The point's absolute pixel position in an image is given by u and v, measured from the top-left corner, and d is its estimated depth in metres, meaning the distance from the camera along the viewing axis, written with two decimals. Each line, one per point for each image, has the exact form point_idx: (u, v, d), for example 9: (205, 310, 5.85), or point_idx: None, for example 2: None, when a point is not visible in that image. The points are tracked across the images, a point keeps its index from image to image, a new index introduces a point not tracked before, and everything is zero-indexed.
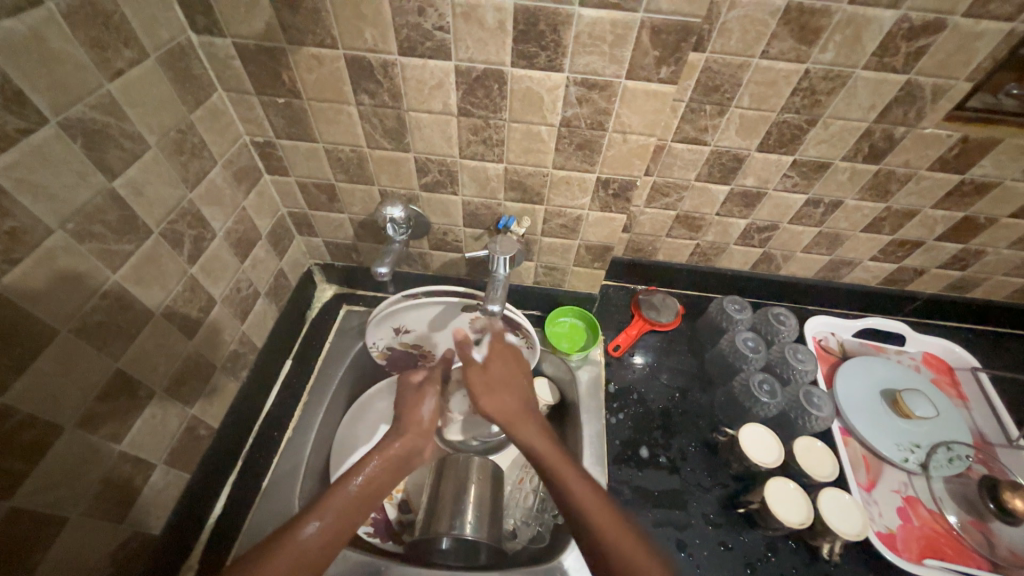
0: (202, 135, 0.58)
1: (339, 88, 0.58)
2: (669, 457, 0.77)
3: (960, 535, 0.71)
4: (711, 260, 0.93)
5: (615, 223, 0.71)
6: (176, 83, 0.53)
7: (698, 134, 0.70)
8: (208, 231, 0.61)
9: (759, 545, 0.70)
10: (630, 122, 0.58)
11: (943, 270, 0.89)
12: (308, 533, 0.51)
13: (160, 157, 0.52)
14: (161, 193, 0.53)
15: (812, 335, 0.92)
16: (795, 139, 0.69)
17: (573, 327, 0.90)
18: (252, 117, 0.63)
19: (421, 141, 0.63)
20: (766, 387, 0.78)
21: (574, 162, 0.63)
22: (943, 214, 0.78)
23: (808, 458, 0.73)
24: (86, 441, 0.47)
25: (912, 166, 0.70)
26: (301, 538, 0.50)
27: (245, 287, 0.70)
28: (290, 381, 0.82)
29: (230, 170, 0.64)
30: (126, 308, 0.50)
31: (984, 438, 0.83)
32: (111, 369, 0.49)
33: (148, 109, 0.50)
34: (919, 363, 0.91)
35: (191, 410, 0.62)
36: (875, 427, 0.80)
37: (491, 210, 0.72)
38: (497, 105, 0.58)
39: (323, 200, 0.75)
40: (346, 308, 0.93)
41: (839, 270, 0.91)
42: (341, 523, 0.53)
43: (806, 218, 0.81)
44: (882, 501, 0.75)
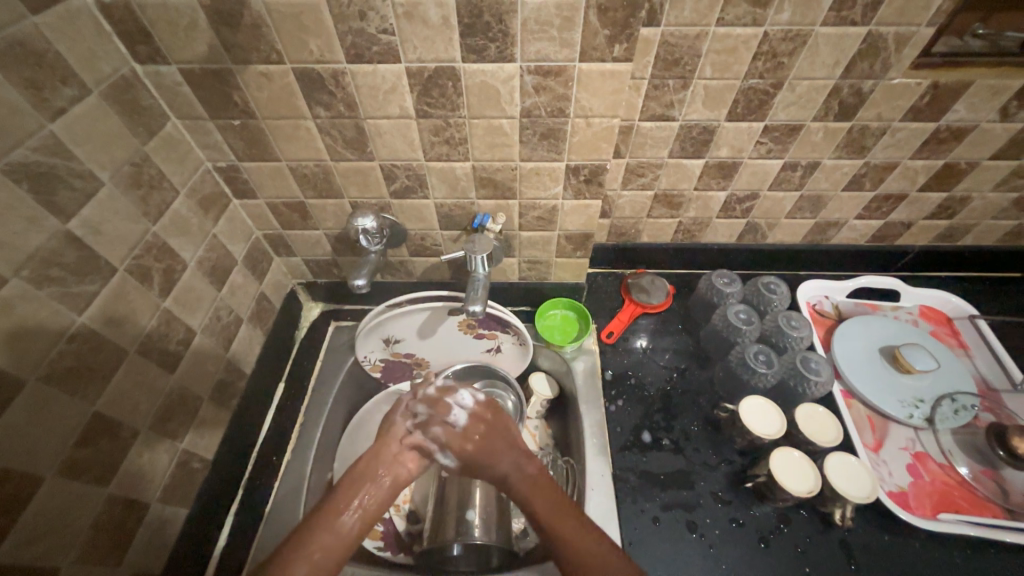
0: (159, 166, 0.57)
1: (293, 103, 0.57)
2: (671, 438, 0.76)
3: (973, 485, 0.70)
4: (696, 237, 0.92)
5: (591, 210, 0.70)
6: (125, 117, 0.53)
7: (665, 110, 0.69)
8: (178, 262, 0.60)
9: (771, 517, 0.69)
10: (591, 106, 0.57)
11: (930, 221, 0.88)
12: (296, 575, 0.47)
13: (115, 193, 0.52)
14: (121, 229, 0.52)
15: (806, 301, 0.91)
16: (763, 104, 0.68)
17: (564, 319, 0.88)
18: (210, 143, 0.62)
19: (384, 148, 0.62)
20: (763, 358, 0.77)
21: (540, 152, 0.62)
22: (922, 164, 0.76)
23: (809, 425, 0.72)
24: (70, 487, 0.47)
25: (885, 118, 0.69)
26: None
27: (225, 315, 0.69)
28: (285, 404, 0.82)
29: (195, 199, 0.63)
30: (96, 350, 0.50)
31: (988, 385, 0.82)
32: (87, 413, 0.49)
33: (95, 146, 0.49)
34: (915, 317, 0.90)
35: (180, 445, 0.61)
36: (877, 387, 0.79)
37: (465, 210, 0.71)
38: (454, 103, 0.57)
39: (295, 218, 0.74)
40: (335, 324, 0.93)
41: (826, 232, 0.90)
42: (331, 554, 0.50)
43: (785, 183, 0.80)
44: (891, 460, 0.74)
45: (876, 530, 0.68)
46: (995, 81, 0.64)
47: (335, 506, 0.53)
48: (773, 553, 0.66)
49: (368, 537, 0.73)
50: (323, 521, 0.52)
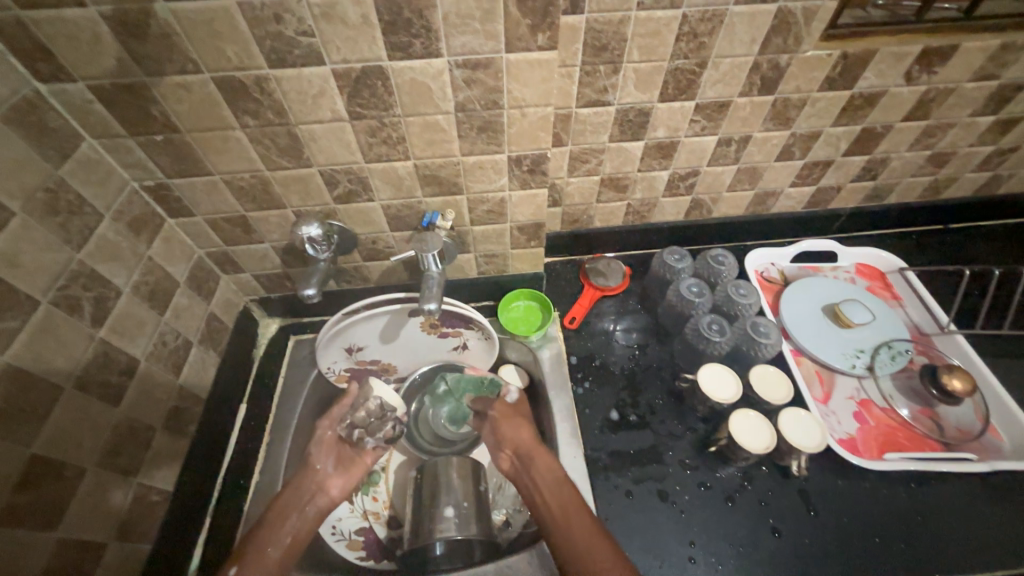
0: (77, 190, 0.54)
1: (217, 113, 0.55)
2: (638, 414, 0.79)
3: (913, 424, 0.76)
4: (645, 217, 0.94)
5: (538, 199, 0.71)
6: (32, 140, 0.50)
7: (600, 96, 0.70)
8: (111, 289, 0.58)
9: (735, 477, 0.73)
10: (522, 96, 0.57)
11: (858, 183, 0.93)
12: None
13: (29, 222, 0.49)
14: (40, 260, 0.50)
15: (753, 269, 0.95)
16: (691, 84, 0.70)
17: (527, 309, 0.90)
18: (133, 161, 0.60)
19: (321, 153, 0.61)
20: (716, 327, 0.80)
21: (480, 145, 0.63)
22: (843, 130, 0.81)
23: (762, 385, 0.76)
24: (11, 537, 0.44)
25: (804, 90, 0.73)
26: None
27: (173, 339, 0.67)
28: (247, 425, 0.79)
29: (124, 221, 0.60)
30: (25, 388, 0.47)
31: (920, 330, 0.88)
32: (25, 455, 0.46)
33: (0, 173, 0.46)
34: (853, 274, 0.96)
35: (136, 479, 0.59)
36: (822, 343, 0.84)
37: (413, 210, 0.71)
38: (386, 102, 0.56)
39: (238, 233, 0.71)
40: (295, 338, 0.90)
41: (765, 201, 0.95)
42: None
43: (722, 158, 0.83)
44: (839, 409, 0.79)
45: (830, 476, 0.73)
46: (897, 49, 0.69)
47: (261, 551, 0.60)
48: (739, 510, 0.70)
49: (347, 548, 0.72)
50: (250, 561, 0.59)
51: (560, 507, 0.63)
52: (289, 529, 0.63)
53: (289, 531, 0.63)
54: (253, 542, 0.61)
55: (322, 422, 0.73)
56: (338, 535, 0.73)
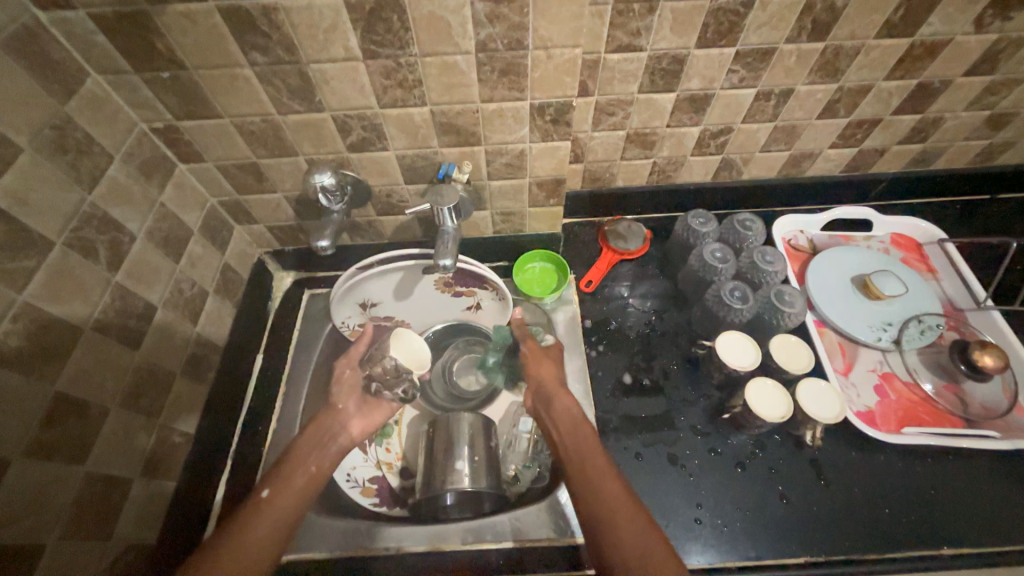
0: (85, 129, 0.53)
1: (224, 49, 0.52)
2: (652, 378, 0.78)
3: (935, 400, 0.74)
4: (671, 177, 0.90)
5: (560, 152, 0.68)
6: (35, 73, 0.48)
7: (632, 39, 0.65)
8: (125, 234, 0.57)
9: (747, 445, 0.72)
10: (549, 35, 0.53)
11: (904, 146, 0.87)
12: (261, 527, 0.54)
13: (38, 160, 0.48)
14: (53, 200, 0.49)
15: (780, 236, 0.91)
16: (734, 27, 0.64)
17: (543, 271, 0.88)
18: (141, 101, 0.57)
19: (333, 96, 0.58)
20: (738, 294, 0.78)
21: (502, 91, 0.58)
22: (897, 85, 0.74)
23: (783, 354, 0.74)
24: (42, 468, 0.46)
25: (859, 36, 0.66)
26: (255, 536, 0.53)
27: (188, 288, 0.67)
28: (264, 375, 0.80)
29: (134, 164, 0.59)
30: (45, 328, 0.47)
31: (953, 305, 0.84)
32: (50, 393, 0.47)
33: (5, 107, 0.45)
34: (887, 245, 0.91)
35: (158, 421, 0.61)
36: (848, 315, 0.81)
37: (428, 161, 0.68)
38: (402, 39, 0.52)
39: (250, 182, 0.70)
40: (309, 292, 0.90)
41: (801, 164, 0.89)
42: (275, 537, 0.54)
43: (759, 114, 0.77)
44: (859, 382, 0.77)
45: (844, 447, 0.72)
46: None
47: (291, 473, 0.60)
48: (749, 476, 0.70)
49: (361, 495, 0.75)
50: (281, 482, 0.59)
51: (579, 452, 0.60)
52: (316, 458, 0.63)
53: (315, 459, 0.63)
54: (283, 466, 0.61)
55: (340, 362, 0.74)
56: (353, 482, 0.75)
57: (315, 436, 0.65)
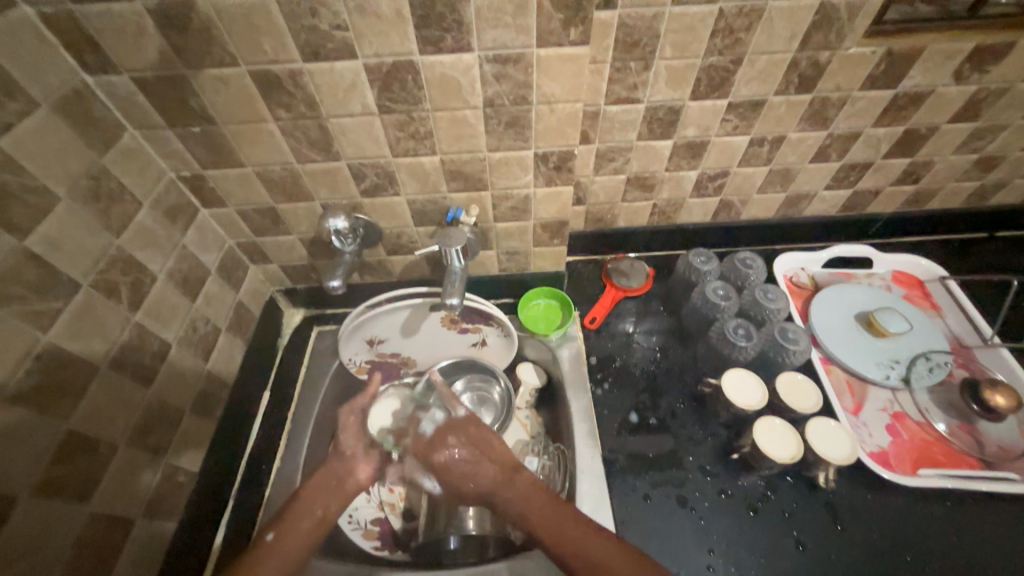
0: (119, 178, 0.56)
1: (252, 106, 0.56)
2: (658, 416, 0.77)
3: (950, 440, 0.73)
4: (671, 217, 0.93)
5: (563, 196, 0.71)
6: (78, 129, 0.52)
7: (629, 93, 0.69)
8: (146, 275, 0.60)
9: (758, 487, 0.71)
10: (552, 91, 0.57)
11: (897, 187, 0.89)
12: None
13: (74, 207, 0.51)
14: (83, 244, 0.52)
15: (782, 274, 0.93)
16: (725, 81, 0.68)
17: (547, 308, 0.89)
18: (171, 152, 0.61)
19: (350, 147, 0.62)
20: (742, 331, 0.78)
21: (507, 141, 0.62)
22: (884, 131, 0.78)
23: (789, 393, 0.73)
24: (48, 507, 0.46)
25: (844, 88, 0.70)
26: None
27: (202, 326, 0.69)
28: (271, 412, 0.81)
29: (160, 210, 0.62)
30: (64, 365, 0.49)
31: (960, 342, 0.84)
32: (62, 430, 0.48)
33: (49, 160, 0.48)
34: (889, 282, 0.92)
35: (165, 459, 0.61)
36: (854, 352, 0.81)
37: (438, 205, 0.71)
38: (416, 97, 0.56)
39: (267, 224, 0.73)
40: (318, 329, 0.92)
41: (797, 205, 0.92)
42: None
43: (754, 158, 0.81)
44: (870, 421, 0.76)
45: (859, 490, 0.70)
46: (947, 45, 0.66)
47: (297, 517, 0.59)
48: (761, 520, 0.68)
49: (363, 538, 0.73)
50: (286, 528, 0.58)
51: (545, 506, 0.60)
52: (322, 502, 0.61)
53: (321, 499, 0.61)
54: (289, 510, 0.60)
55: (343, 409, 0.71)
56: (355, 524, 0.74)
57: (325, 477, 0.64)
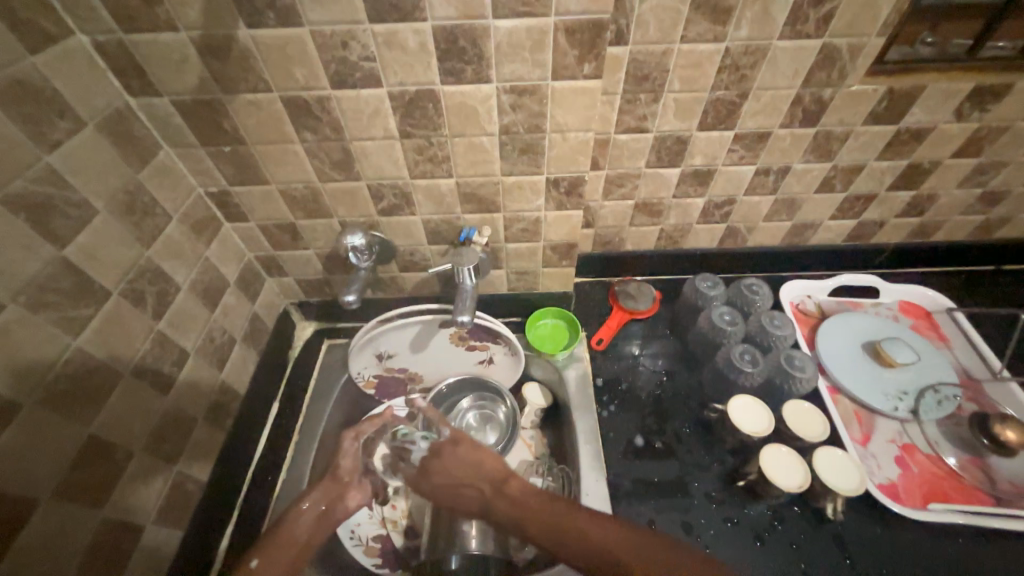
0: (152, 193, 0.59)
1: (281, 128, 0.60)
2: (664, 441, 0.77)
3: (961, 475, 0.72)
4: (678, 242, 0.94)
5: (573, 220, 0.73)
6: (119, 147, 0.55)
7: (639, 123, 0.72)
8: (171, 285, 0.62)
9: (765, 516, 0.70)
10: (565, 121, 0.59)
11: (902, 219, 0.91)
12: None
13: (110, 220, 0.54)
14: (115, 254, 0.54)
15: (788, 301, 0.93)
16: (731, 114, 0.71)
17: (554, 327, 0.90)
18: (202, 169, 0.65)
19: (370, 168, 0.65)
20: (748, 357, 0.79)
21: (521, 166, 0.65)
22: (888, 165, 0.80)
23: (796, 420, 0.73)
24: (64, 510, 0.47)
25: (848, 123, 0.73)
26: None
27: (219, 336, 0.71)
28: (279, 424, 0.82)
29: (188, 223, 0.65)
30: (90, 371, 0.50)
31: (969, 375, 0.84)
32: (84, 434, 0.50)
33: (92, 175, 0.51)
34: (896, 312, 0.92)
35: (176, 467, 0.62)
36: (861, 382, 0.80)
37: (451, 225, 0.73)
38: (435, 123, 0.59)
39: (286, 239, 0.76)
40: (328, 342, 0.93)
41: (803, 233, 0.93)
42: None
43: (760, 188, 0.83)
44: (879, 453, 0.75)
45: (869, 523, 0.69)
46: (947, 85, 0.68)
47: (278, 542, 0.58)
48: (768, 550, 0.67)
49: (364, 554, 0.73)
50: (268, 548, 0.57)
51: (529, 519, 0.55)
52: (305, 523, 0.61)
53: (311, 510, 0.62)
54: (273, 533, 0.59)
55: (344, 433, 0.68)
56: (356, 540, 0.74)
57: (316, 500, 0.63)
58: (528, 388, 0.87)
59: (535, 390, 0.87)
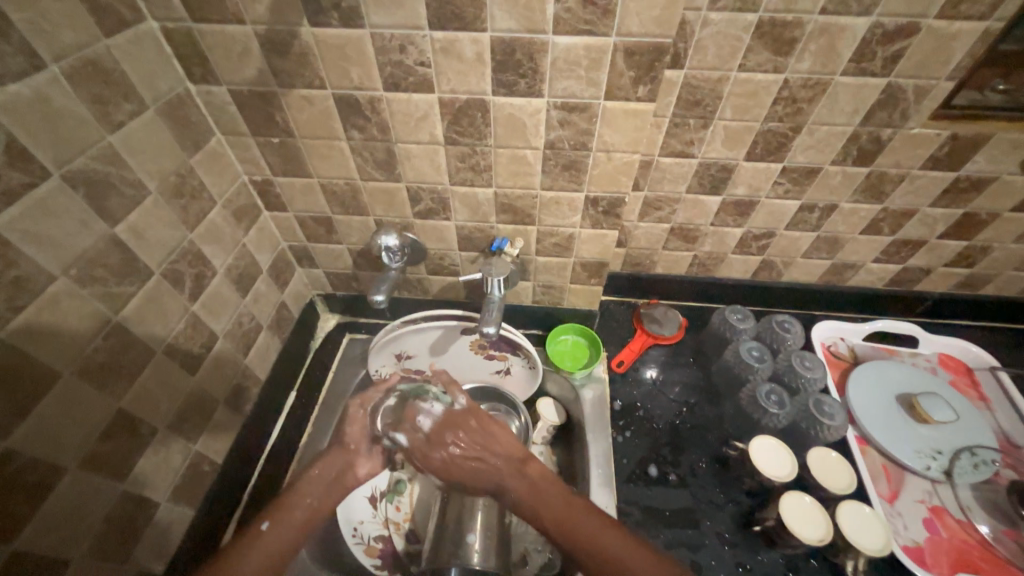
0: (201, 178, 0.61)
1: (330, 125, 0.60)
2: (678, 473, 0.75)
3: (994, 546, 0.68)
4: (710, 271, 0.92)
5: (607, 240, 0.72)
6: (176, 130, 0.56)
7: (685, 148, 0.71)
8: (208, 268, 0.63)
9: (779, 565, 0.67)
10: (612, 141, 0.59)
11: (950, 269, 0.87)
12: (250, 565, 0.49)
13: (160, 201, 0.55)
14: (161, 235, 0.55)
15: (820, 342, 0.90)
16: (782, 146, 0.69)
17: (575, 345, 0.89)
18: (249, 158, 0.66)
19: (412, 171, 0.65)
20: (775, 397, 0.76)
21: (561, 182, 0.64)
22: (942, 212, 0.76)
23: (823, 470, 0.70)
24: (88, 481, 0.48)
25: (904, 165, 0.70)
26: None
27: (247, 321, 0.72)
28: (294, 413, 0.83)
29: (230, 209, 0.66)
30: (125, 347, 0.52)
31: (1010, 440, 0.79)
32: (114, 408, 0.51)
33: (148, 157, 0.53)
34: (934, 364, 0.88)
35: (194, 447, 0.63)
36: (892, 435, 0.77)
37: (484, 233, 0.73)
38: (482, 133, 0.59)
39: (321, 232, 0.77)
40: (349, 336, 0.94)
41: (842, 273, 0.90)
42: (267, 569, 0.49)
43: (803, 224, 0.80)
44: (906, 512, 0.71)
45: None
46: (1016, 135, 0.65)
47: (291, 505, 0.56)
48: None
49: (364, 554, 0.73)
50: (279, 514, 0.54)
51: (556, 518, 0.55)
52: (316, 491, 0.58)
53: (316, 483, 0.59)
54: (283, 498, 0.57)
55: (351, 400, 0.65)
56: (358, 539, 0.74)
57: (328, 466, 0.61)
58: (544, 403, 0.86)
59: (551, 406, 0.86)
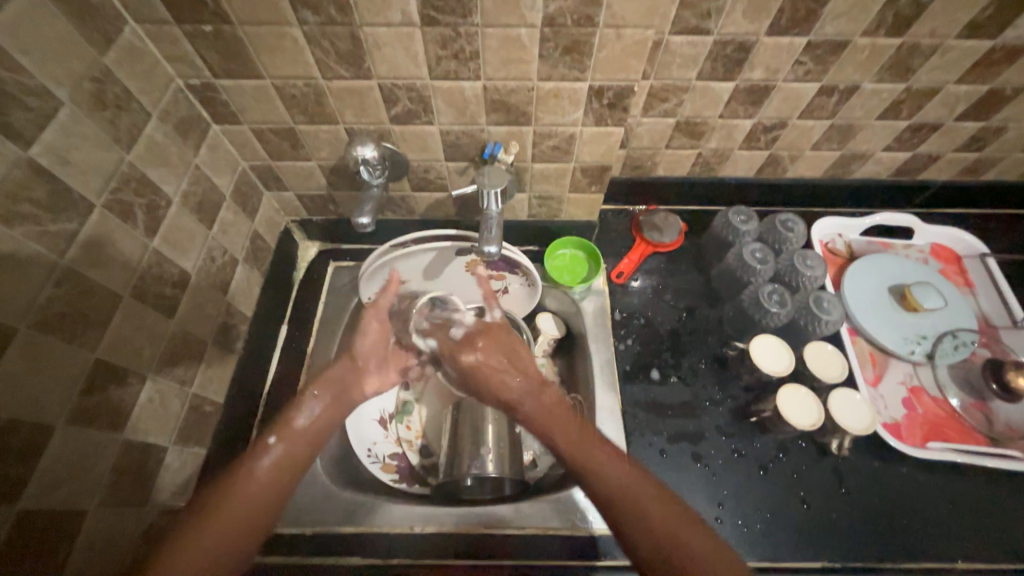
0: (123, 83, 0.49)
1: (274, 4, 0.48)
2: (679, 375, 0.78)
3: (961, 417, 0.74)
4: (714, 169, 0.87)
5: (612, 138, 0.64)
6: (75, 18, 0.44)
7: (700, 22, 0.61)
8: (160, 197, 0.54)
9: (771, 448, 0.72)
10: (623, 12, 0.49)
11: (958, 154, 0.83)
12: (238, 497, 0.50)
13: (78, 115, 0.45)
14: (92, 158, 0.46)
15: (819, 240, 0.89)
16: (810, 15, 0.60)
17: (573, 258, 0.85)
18: (179, 55, 0.54)
19: (383, 63, 0.54)
20: (776, 297, 0.77)
21: (562, 69, 0.55)
22: (967, 89, 0.71)
23: (817, 362, 0.74)
24: (84, 435, 0.46)
25: (940, 34, 0.62)
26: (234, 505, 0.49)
27: (219, 255, 0.65)
28: (290, 347, 0.80)
29: (170, 123, 0.56)
30: (86, 293, 0.46)
31: (988, 322, 0.83)
32: (91, 359, 0.46)
33: (47, 56, 0.42)
34: (926, 255, 0.89)
35: (191, 389, 0.60)
36: (882, 325, 0.80)
37: (473, 138, 0.65)
38: (465, 7, 0.48)
39: (285, 148, 0.67)
40: (334, 264, 0.88)
41: (849, 165, 0.86)
42: (272, 488, 0.52)
43: (818, 110, 0.74)
44: (888, 393, 0.76)
45: (867, 457, 0.72)
46: None
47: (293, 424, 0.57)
48: (771, 478, 0.70)
49: (382, 471, 0.75)
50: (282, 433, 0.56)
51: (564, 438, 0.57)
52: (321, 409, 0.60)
53: (317, 404, 0.60)
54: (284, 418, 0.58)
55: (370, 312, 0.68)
56: (374, 458, 0.75)
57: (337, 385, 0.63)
58: (544, 318, 0.85)
59: (550, 321, 0.85)
